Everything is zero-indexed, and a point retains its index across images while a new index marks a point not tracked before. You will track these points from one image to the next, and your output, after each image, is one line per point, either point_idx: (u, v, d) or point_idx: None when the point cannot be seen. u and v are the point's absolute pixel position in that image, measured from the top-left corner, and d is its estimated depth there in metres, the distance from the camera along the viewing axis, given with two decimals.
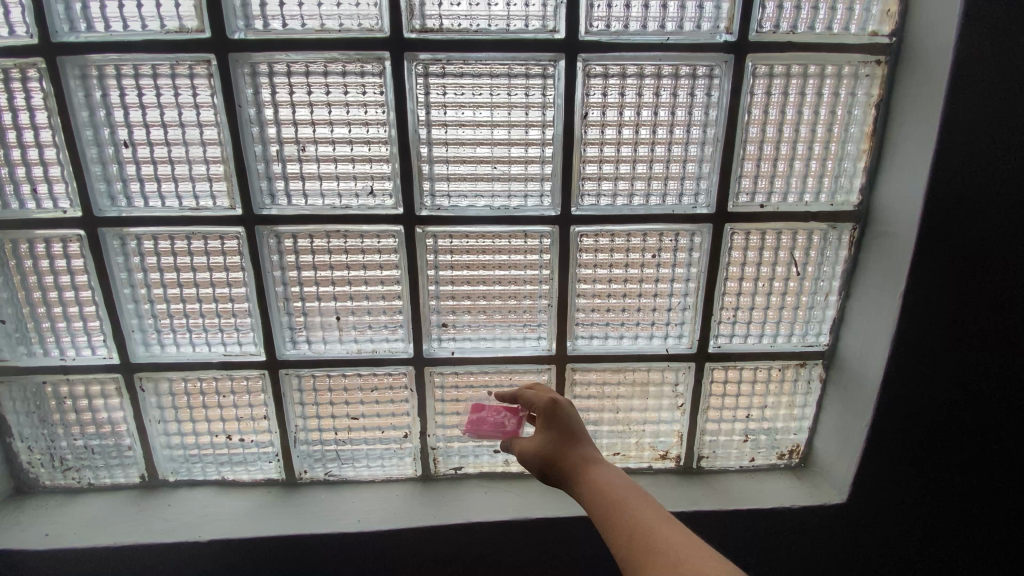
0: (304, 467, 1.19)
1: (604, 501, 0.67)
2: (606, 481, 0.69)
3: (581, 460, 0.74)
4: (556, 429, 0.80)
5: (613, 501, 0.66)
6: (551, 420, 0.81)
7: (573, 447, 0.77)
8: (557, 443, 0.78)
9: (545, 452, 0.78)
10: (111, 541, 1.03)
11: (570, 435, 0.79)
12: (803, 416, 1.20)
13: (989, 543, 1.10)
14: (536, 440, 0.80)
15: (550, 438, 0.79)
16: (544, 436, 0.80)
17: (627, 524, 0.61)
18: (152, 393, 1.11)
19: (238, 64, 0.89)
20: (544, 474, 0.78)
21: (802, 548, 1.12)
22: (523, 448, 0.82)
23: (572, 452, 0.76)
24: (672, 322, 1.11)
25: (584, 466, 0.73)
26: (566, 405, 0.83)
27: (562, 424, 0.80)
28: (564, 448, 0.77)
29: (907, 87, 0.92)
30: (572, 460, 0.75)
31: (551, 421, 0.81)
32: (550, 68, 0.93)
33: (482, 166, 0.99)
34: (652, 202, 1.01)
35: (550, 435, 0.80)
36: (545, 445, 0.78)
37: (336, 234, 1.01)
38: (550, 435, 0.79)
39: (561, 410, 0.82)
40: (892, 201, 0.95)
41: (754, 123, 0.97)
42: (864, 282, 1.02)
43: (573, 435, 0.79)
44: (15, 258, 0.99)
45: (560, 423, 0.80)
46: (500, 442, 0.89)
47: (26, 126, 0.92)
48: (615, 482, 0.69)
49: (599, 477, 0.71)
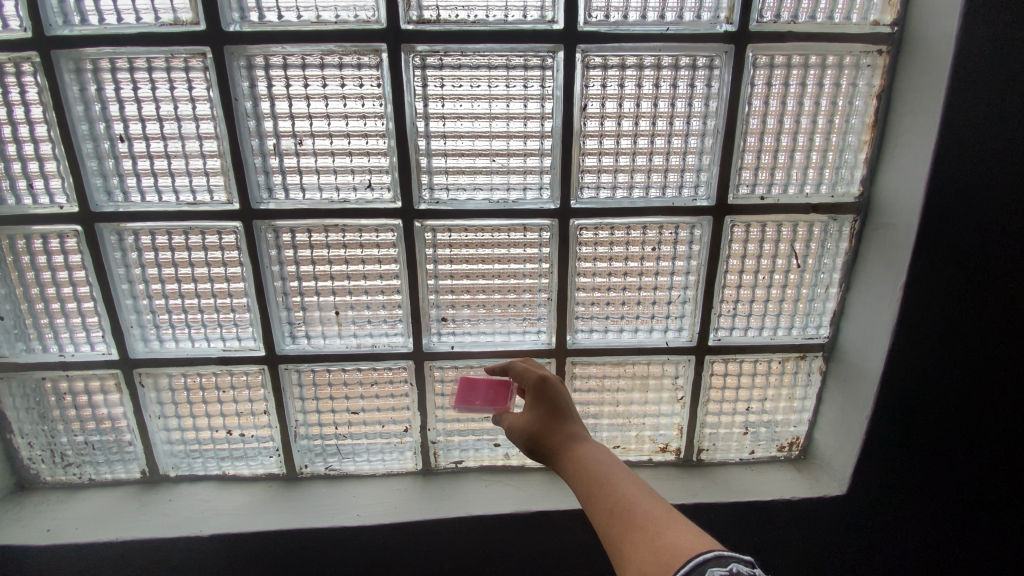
0: (304, 462, 1.19)
1: (586, 476, 0.66)
2: (590, 457, 0.69)
3: (565, 438, 0.74)
4: (544, 406, 0.80)
5: (594, 476, 0.65)
6: (539, 397, 0.82)
7: (559, 425, 0.77)
8: (543, 420, 0.78)
9: (531, 428, 0.78)
10: (111, 537, 1.03)
11: (557, 411, 0.79)
12: (803, 408, 1.20)
13: (988, 533, 1.10)
14: (523, 416, 0.81)
15: (536, 414, 0.80)
16: (531, 412, 0.80)
17: (607, 498, 0.61)
18: (152, 389, 1.11)
19: (234, 57, 0.89)
20: (530, 451, 0.78)
21: (802, 541, 1.13)
22: (510, 423, 0.82)
23: (558, 429, 0.76)
24: (672, 315, 1.11)
25: (568, 443, 0.73)
26: (556, 383, 0.84)
27: (550, 401, 0.81)
28: (551, 423, 0.77)
29: (909, 77, 0.91)
30: (556, 436, 0.75)
31: (539, 398, 0.82)
32: (549, 59, 0.93)
33: (480, 159, 0.98)
34: (652, 195, 1.01)
35: (537, 411, 0.80)
36: (532, 421, 0.79)
37: (335, 228, 1.01)
38: (537, 411, 0.80)
39: (550, 387, 0.83)
40: (892, 193, 0.94)
41: (754, 114, 0.96)
42: (865, 274, 1.02)
43: (559, 411, 0.79)
44: (12, 255, 0.98)
45: (549, 400, 0.81)
46: (494, 418, 0.88)
47: (21, 122, 0.91)
48: (598, 458, 0.68)
49: (583, 454, 0.70)
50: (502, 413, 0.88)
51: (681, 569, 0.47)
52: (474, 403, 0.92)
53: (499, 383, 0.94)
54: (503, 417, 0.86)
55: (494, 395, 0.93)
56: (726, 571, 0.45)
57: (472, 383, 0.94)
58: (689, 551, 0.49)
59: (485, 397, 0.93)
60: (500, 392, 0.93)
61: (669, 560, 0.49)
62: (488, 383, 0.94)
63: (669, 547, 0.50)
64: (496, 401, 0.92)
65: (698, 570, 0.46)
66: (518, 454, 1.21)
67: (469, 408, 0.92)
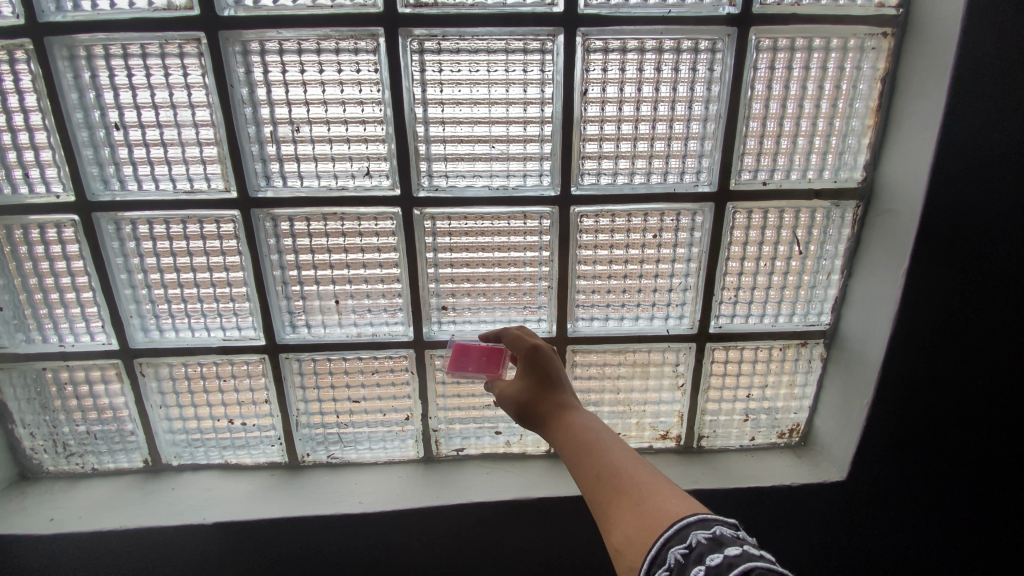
0: (306, 450, 1.19)
1: (575, 442, 0.67)
2: (580, 425, 0.69)
3: (557, 408, 0.74)
4: (535, 376, 0.79)
5: (582, 442, 0.66)
6: (530, 366, 0.80)
7: (551, 394, 0.76)
8: (534, 390, 0.77)
9: (521, 397, 0.77)
10: (116, 525, 1.04)
11: (549, 382, 0.78)
12: (803, 395, 1.20)
13: (986, 517, 1.10)
14: (515, 385, 0.80)
15: (528, 384, 0.78)
16: (521, 381, 0.80)
17: (595, 464, 0.61)
18: (153, 378, 1.10)
19: (229, 42, 0.87)
20: (520, 419, 0.78)
21: (802, 525, 1.13)
22: (501, 391, 0.82)
23: (549, 398, 0.76)
24: (673, 303, 1.10)
25: (559, 413, 0.73)
26: (549, 352, 0.82)
27: (541, 371, 0.79)
28: (543, 395, 0.76)
29: (915, 61, 0.90)
30: (548, 408, 0.75)
31: (531, 367, 0.80)
32: (549, 43, 0.91)
33: (480, 146, 0.97)
34: (653, 181, 1.00)
35: (528, 380, 0.79)
36: (523, 390, 0.78)
37: (334, 216, 1.00)
38: (529, 382, 0.79)
39: (541, 357, 0.80)
40: (896, 178, 0.94)
41: (757, 99, 0.95)
42: (868, 261, 1.01)
43: (552, 383, 0.78)
44: (10, 245, 0.98)
45: (540, 370, 0.79)
46: (487, 384, 0.87)
47: (16, 110, 0.90)
48: (589, 426, 0.68)
49: (573, 421, 0.70)
50: (496, 380, 0.87)
51: (665, 534, 0.48)
52: (468, 369, 0.91)
53: (493, 350, 0.92)
54: (494, 384, 0.86)
55: (487, 361, 0.91)
56: (710, 534, 0.46)
57: (466, 348, 0.92)
58: (672, 515, 0.50)
59: (478, 363, 0.91)
60: (494, 359, 0.92)
61: (653, 524, 0.50)
62: (481, 350, 0.92)
63: (653, 511, 0.51)
64: (490, 367, 0.91)
65: (681, 534, 0.47)
66: (519, 442, 1.22)
67: (461, 373, 0.91)
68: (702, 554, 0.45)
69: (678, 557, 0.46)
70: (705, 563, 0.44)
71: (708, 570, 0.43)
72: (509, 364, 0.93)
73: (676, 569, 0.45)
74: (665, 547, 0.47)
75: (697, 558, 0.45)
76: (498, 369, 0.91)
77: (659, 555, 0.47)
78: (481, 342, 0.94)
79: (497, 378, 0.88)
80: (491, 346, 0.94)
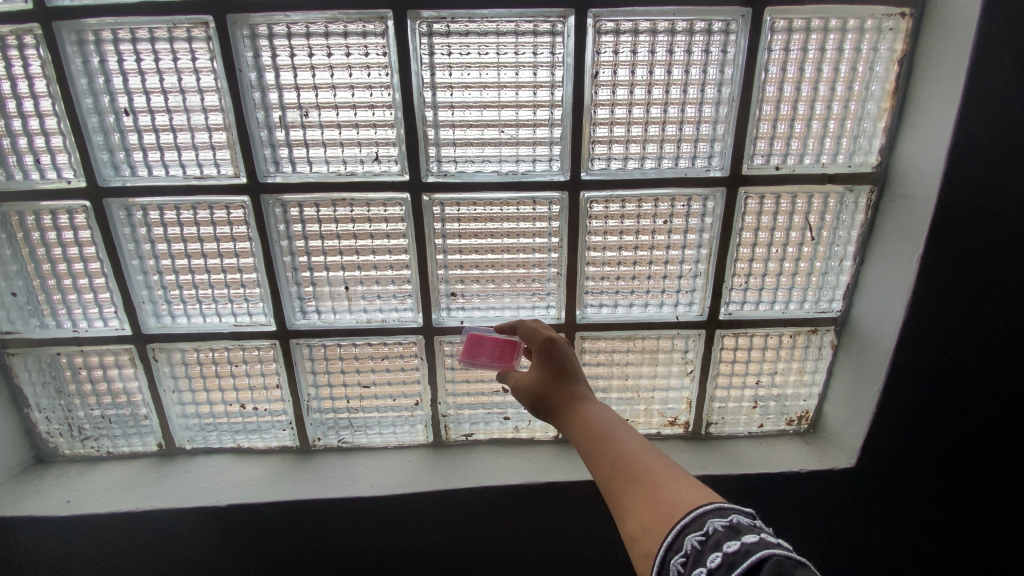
0: (317, 435, 1.21)
1: (589, 433, 0.67)
2: (595, 416, 0.69)
3: (571, 400, 0.74)
4: (549, 368, 0.79)
5: (597, 433, 0.66)
6: (543, 358, 0.80)
7: (565, 386, 0.76)
8: (549, 381, 0.77)
9: (535, 388, 0.78)
10: (132, 506, 1.06)
11: (562, 373, 0.78)
12: (813, 381, 1.20)
13: (995, 502, 1.10)
14: (529, 376, 0.80)
15: (542, 376, 0.78)
16: (535, 373, 0.80)
17: (610, 455, 0.61)
18: (166, 364, 1.12)
19: (237, 26, 0.87)
20: (534, 409, 0.79)
21: (809, 510, 1.14)
22: (515, 382, 0.82)
23: (563, 390, 0.76)
24: (683, 289, 1.10)
25: (573, 404, 0.73)
26: (563, 344, 0.81)
27: (556, 363, 0.79)
28: (556, 386, 0.77)
29: (935, 41, 0.87)
30: (562, 399, 0.75)
31: (545, 359, 0.80)
32: (560, 25, 0.90)
33: (489, 131, 0.97)
34: (664, 166, 0.99)
35: (542, 372, 0.79)
36: (537, 382, 0.78)
37: (343, 202, 1.00)
38: (543, 373, 0.79)
39: (557, 349, 0.80)
40: (914, 163, 0.92)
41: (772, 82, 0.94)
42: (883, 248, 1.00)
43: (566, 374, 0.78)
44: (23, 231, 0.99)
45: (555, 361, 0.79)
46: (498, 375, 0.89)
47: (25, 96, 0.90)
48: (602, 416, 0.69)
49: (587, 412, 0.70)
50: (508, 372, 0.87)
51: (681, 521, 0.48)
52: (480, 359, 0.91)
53: (506, 342, 0.92)
54: (507, 374, 0.86)
55: (500, 352, 0.91)
56: (726, 521, 0.47)
57: (478, 339, 0.92)
58: (689, 504, 0.50)
59: (491, 354, 0.91)
60: (506, 351, 0.91)
61: (669, 513, 0.50)
62: (495, 343, 0.92)
63: (669, 500, 0.52)
64: (502, 358, 0.91)
65: (698, 522, 0.47)
66: (527, 427, 1.22)
67: (473, 363, 0.92)
68: (719, 541, 0.45)
69: (694, 544, 0.46)
70: (722, 550, 0.44)
71: (725, 557, 0.43)
72: (522, 356, 0.93)
73: (693, 555, 0.45)
74: (682, 534, 0.47)
75: (713, 545, 0.45)
76: (511, 361, 0.91)
77: (676, 541, 0.47)
78: (495, 334, 0.94)
79: (508, 369, 0.88)
80: (505, 338, 0.94)
